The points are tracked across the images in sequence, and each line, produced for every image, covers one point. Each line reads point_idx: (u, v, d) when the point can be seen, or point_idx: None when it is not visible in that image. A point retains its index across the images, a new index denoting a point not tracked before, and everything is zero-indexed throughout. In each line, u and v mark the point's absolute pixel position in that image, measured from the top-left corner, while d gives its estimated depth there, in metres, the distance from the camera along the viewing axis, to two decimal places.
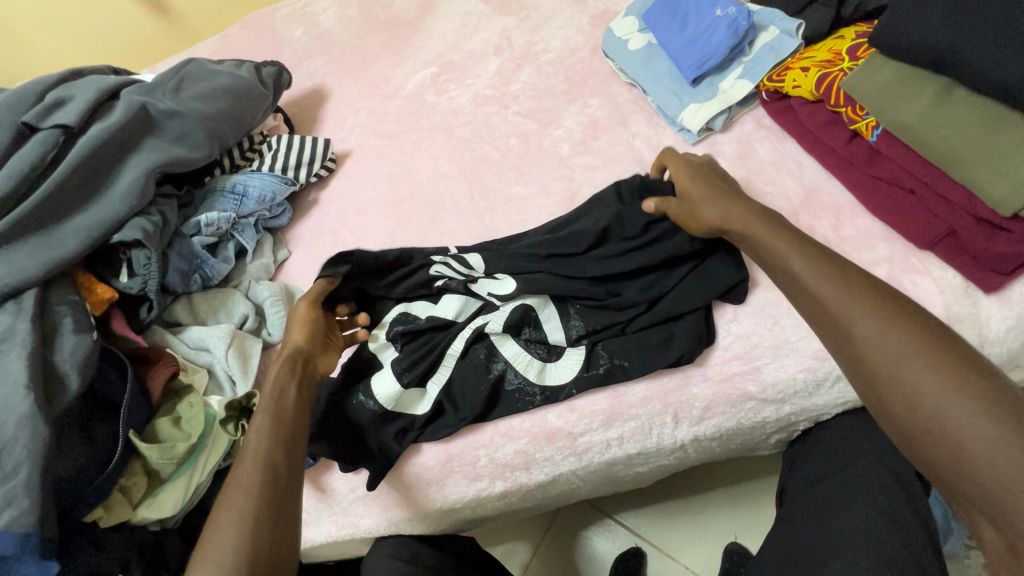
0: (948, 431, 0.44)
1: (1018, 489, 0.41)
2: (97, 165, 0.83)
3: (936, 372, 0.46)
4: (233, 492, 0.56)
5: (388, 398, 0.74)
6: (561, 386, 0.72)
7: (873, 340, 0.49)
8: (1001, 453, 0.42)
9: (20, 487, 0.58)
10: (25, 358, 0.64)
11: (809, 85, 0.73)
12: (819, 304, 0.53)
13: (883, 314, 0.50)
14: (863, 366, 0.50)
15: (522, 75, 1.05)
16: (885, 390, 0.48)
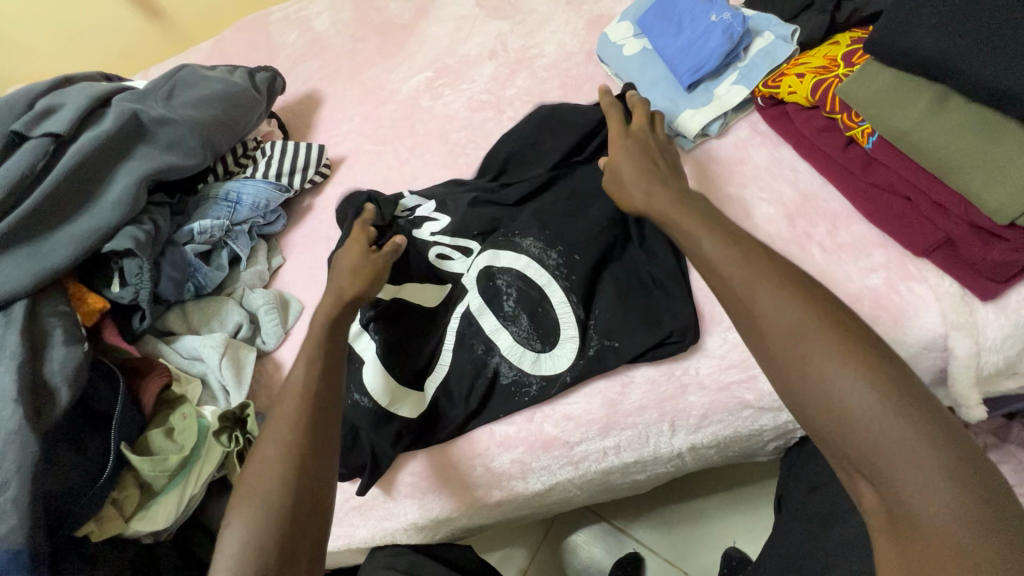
0: (834, 403, 0.44)
1: (894, 449, 0.42)
2: (87, 174, 0.82)
3: (826, 345, 0.46)
4: (274, 428, 0.58)
5: (383, 397, 0.74)
6: (555, 375, 0.71)
7: (769, 313, 0.49)
8: (885, 425, 0.42)
9: (9, 504, 0.57)
10: (14, 372, 0.63)
11: (804, 92, 0.73)
12: (724, 282, 0.52)
13: (782, 288, 0.49)
14: (761, 342, 0.49)
15: (517, 80, 1.04)
16: (781, 365, 0.48)
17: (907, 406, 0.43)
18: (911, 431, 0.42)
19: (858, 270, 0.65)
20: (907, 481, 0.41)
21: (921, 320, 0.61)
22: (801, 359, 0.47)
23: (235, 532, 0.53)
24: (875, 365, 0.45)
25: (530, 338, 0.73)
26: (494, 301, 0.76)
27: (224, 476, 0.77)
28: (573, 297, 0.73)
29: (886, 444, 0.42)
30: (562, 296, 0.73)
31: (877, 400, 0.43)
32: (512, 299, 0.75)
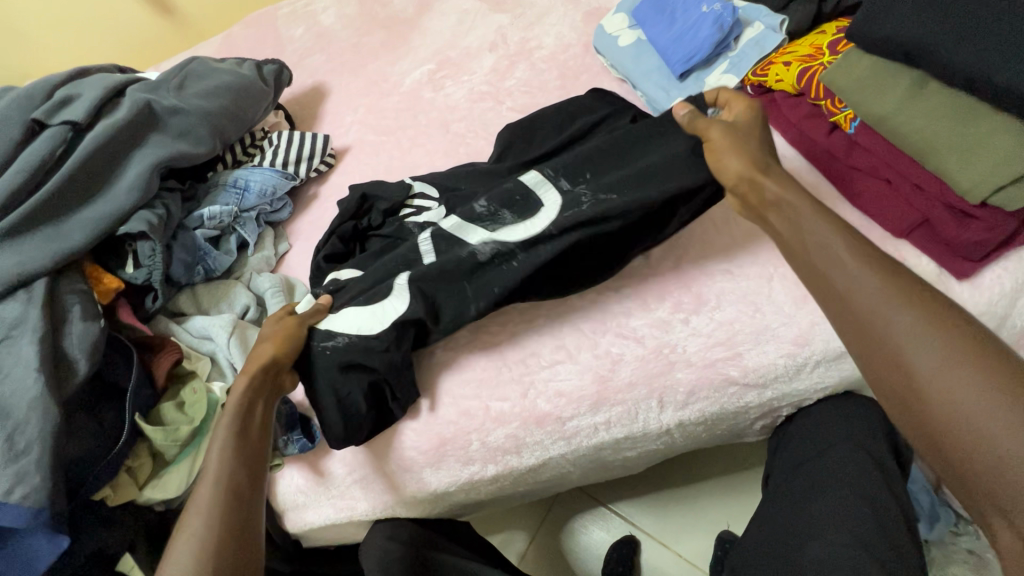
0: (987, 448, 0.39)
1: None
2: (103, 160, 0.86)
3: (987, 385, 0.40)
4: (191, 515, 0.56)
5: (353, 330, 0.73)
6: (539, 232, 0.70)
7: (919, 351, 0.43)
8: None
9: (32, 465, 0.60)
10: (35, 343, 0.67)
11: (790, 79, 0.75)
12: (847, 299, 0.48)
13: (926, 315, 0.44)
14: (904, 377, 0.43)
15: (516, 71, 1.07)
16: (926, 405, 0.42)
17: None
18: None
19: None
20: None
21: None
22: (950, 398, 0.41)
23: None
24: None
25: (507, 253, 0.71)
26: (467, 215, 0.77)
27: None
28: (547, 176, 0.75)
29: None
30: (536, 181, 0.74)
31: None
32: (483, 203, 0.76)
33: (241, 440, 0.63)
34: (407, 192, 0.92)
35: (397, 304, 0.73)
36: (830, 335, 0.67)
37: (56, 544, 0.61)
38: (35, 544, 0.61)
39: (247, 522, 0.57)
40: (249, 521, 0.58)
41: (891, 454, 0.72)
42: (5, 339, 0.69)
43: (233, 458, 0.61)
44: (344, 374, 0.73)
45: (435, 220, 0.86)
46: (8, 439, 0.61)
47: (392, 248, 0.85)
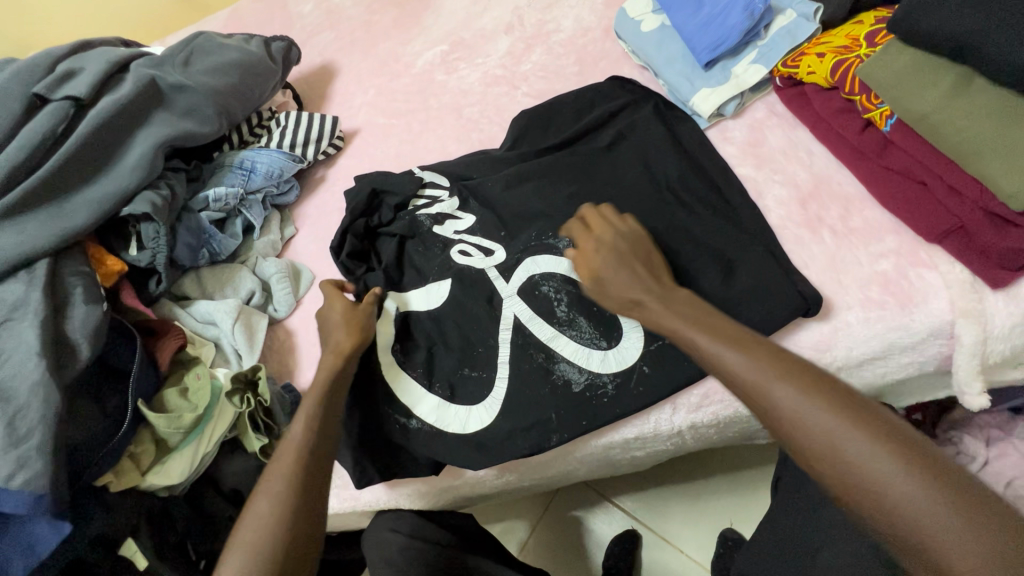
0: (879, 495, 0.44)
1: (944, 531, 0.41)
2: (106, 138, 0.83)
3: (872, 441, 0.45)
4: (272, 475, 0.60)
5: (431, 419, 0.74)
6: (630, 367, 0.70)
7: (811, 416, 0.48)
8: (930, 516, 0.42)
9: (33, 451, 0.59)
10: (37, 326, 0.65)
11: (823, 72, 0.72)
12: (739, 382, 0.53)
13: (804, 385, 0.50)
14: (818, 445, 0.47)
15: (533, 55, 1.03)
16: (840, 469, 0.46)
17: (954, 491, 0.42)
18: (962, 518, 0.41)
19: (867, 255, 0.66)
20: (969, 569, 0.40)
21: (928, 306, 0.62)
22: (852, 459, 0.45)
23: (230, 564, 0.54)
24: (921, 454, 0.45)
25: (599, 385, 0.71)
26: (544, 310, 0.75)
27: (235, 436, 0.80)
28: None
29: (946, 534, 0.41)
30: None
31: (934, 496, 0.42)
32: (564, 304, 0.75)
33: (324, 411, 0.66)
34: (417, 184, 0.90)
35: (481, 417, 0.73)
36: (854, 341, 0.64)
37: (58, 530, 0.61)
38: (38, 528, 0.60)
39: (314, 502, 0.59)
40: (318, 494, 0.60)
41: None
42: (6, 321, 0.67)
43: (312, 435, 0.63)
44: (422, 460, 0.75)
45: (450, 214, 0.86)
46: (9, 424, 0.60)
47: (414, 249, 0.85)
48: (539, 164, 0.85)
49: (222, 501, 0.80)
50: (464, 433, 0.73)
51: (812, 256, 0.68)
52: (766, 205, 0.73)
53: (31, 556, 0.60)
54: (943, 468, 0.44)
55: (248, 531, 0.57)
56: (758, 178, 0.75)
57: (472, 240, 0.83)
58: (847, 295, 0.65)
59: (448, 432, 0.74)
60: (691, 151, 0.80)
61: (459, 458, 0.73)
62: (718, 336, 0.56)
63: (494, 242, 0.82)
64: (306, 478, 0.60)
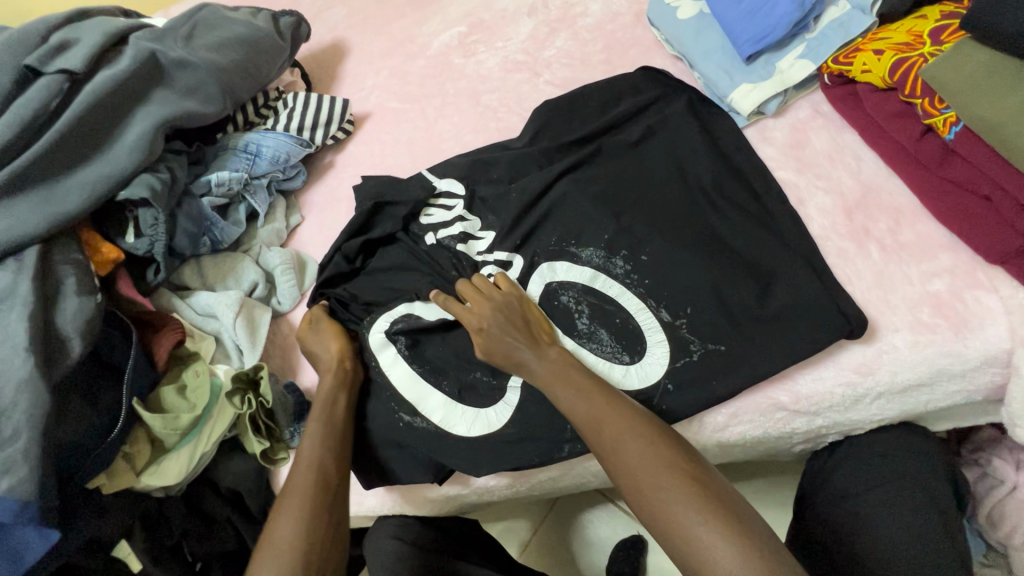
0: (677, 535, 0.51)
1: (720, 564, 0.48)
2: (103, 116, 0.78)
3: (675, 483, 0.53)
4: (288, 494, 0.62)
5: (437, 417, 0.71)
6: (655, 383, 0.65)
7: (636, 461, 0.55)
8: (714, 551, 0.49)
9: (19, 455, 0.55)
10: (25, 320, 0.61)
11: (880, 71, 0.66)
12: (585, 425, 0.59)
13: (638, 432, 0.57)
14: (631, 486, 0.55)
15: (557, 40, 0.97)
16: (646, 506, 0.54)
17: (737, 531, 0.50)
18: (738, 554, 0.48)
19: (919, 274, 0.61)
20: None
21: (985, 332, 0.57)
22: (656, 498, 0.53)
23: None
24: (715, 496, 0.52)
25: None
26: (563, 321, 0.71)
27: (234, 435, 0.77)
28: (650, 301, 0.69)
29: (723, 564, 0.48)
30: (638, 303, 0.69)
31: (725, 537, 0.49)
32: (585, 316, 0.70)
33: (329, 430, 0.68)
34: (432, 194, 0.83)
35: (489, 422, 0.70)
36: (899, 367, 0.60)
37: (46, 538, 0.57)
38: (24, 535, 0.57)
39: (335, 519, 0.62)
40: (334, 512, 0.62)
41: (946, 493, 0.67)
42: None
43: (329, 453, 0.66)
44: (423, 463, 0.71)
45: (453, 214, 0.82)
46: None
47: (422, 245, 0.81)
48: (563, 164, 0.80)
49: (220, 503, 0.77)
50: (470, 435, 0.69)
51: (857, 271, 0.63)
52: (807, 213, 0.68)
53: (17, 563, 0.57)
54: (730, 509, 0.51)
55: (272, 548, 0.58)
56: (799, 184, 0.70)
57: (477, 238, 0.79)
58: (894, 316, 0.60)
59: (452, 433, 0.70)
60: (728, 152, 0.74)
61: (465, 462, 0.68)
62: (573, 381, 0.62)
63: (508, 252, 0.76)
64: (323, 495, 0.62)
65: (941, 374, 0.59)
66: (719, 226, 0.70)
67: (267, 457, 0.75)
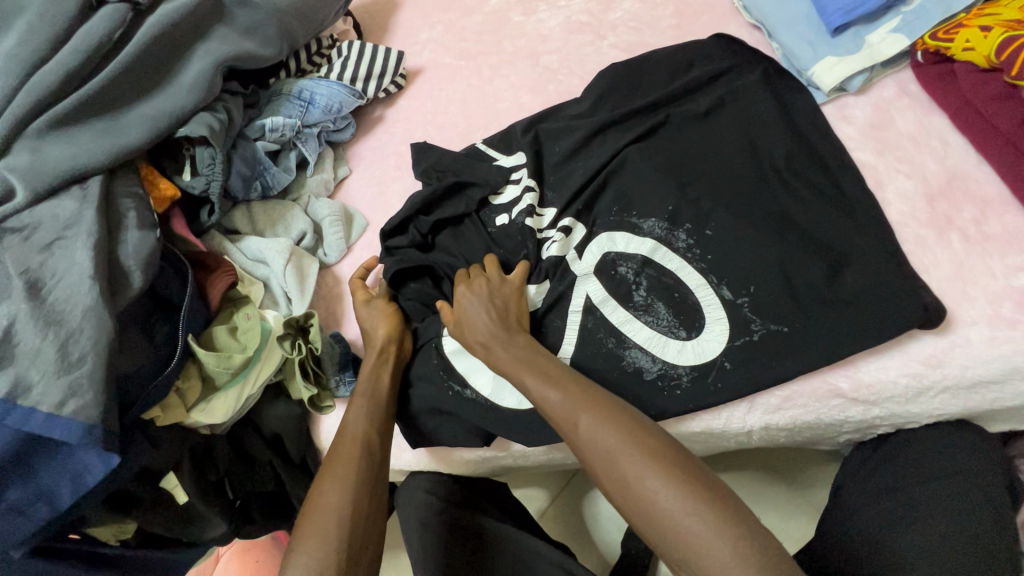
0: (654, 515, 0.51)
1: (699, 538, 0.48)
2: (164, 51, 0.77)
3: (649, 471, 0.52)
4: (335, 463, 0.63)
5: (487, 390, 0.71)
6: (710, 362, 0.64)
7: (603, 446, 0.55)
8: (693, 527, 0.49)
9: (85, 379, 0.56)
10: (91, 248, 0.61)
11: (986, 49, 0.62)
12: (553, 412, 0.59)
13: (601, 416, 0.57)
14: (604, 472, 0.55)
15: (624, 2, 0.93)
16: (620, 494, 0.53)
17: (711, 501, 0.50)
18: (715, 525, 0.48)
19: (1003, 267, 0.59)
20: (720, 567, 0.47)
21: None
22: (629, 487, 0.52)
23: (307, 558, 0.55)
24: (684, 471, 0.52)
25: (674, 377, 0.65)
26: (620, 293, 0.70)
27: (280, 381, 0.77)
28: (710, 278, 0.67)
29: (701, 547, 0.48)
30: (698, 278, 0.67)
31: (697, 510, 0.49)
32: (642, 288, 0.69)
33: (374, 407, 0.69)
34: (504, 174, 0.80)
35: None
36: (971, 361, 0.58)
37: (107, 463, 0.58)
38: (86, 458, 0.58)
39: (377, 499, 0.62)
40: (376, 488, 0.63)
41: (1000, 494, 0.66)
42: (58, 239, 0.63)
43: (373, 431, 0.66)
44: (471, 431, 0.72)
45: (511, 181, 0.80)
46: (61, 348, 0.57)
47: (489, 215, 0.79)
48: (625, 135, 0.77)
49: (263, 445, 0.78)
50: (520, 409, 0.70)
51: (935, 260, 0.61)
52: (885, 197, 0.65)
53: (80, 483, 0.59)
54: (705, 492, 0.50)
55: (317, 516, 0.59)
56: (878, 166, 0.67)
57: (529, 201, 0.77)
58: (972, 308, 0.58)
59: (502, 405, 0.70)
60: (803, 128, 0.71)
61: (517, 434, 0.69)
62: (545, 372, 0.61)
63: (571, 219, 0.75)
64: (369, 472, 0.63)
65: (1016, 372, 0.57)
66: (789, 205, 0.67)
67: (315, 404, 0.76)
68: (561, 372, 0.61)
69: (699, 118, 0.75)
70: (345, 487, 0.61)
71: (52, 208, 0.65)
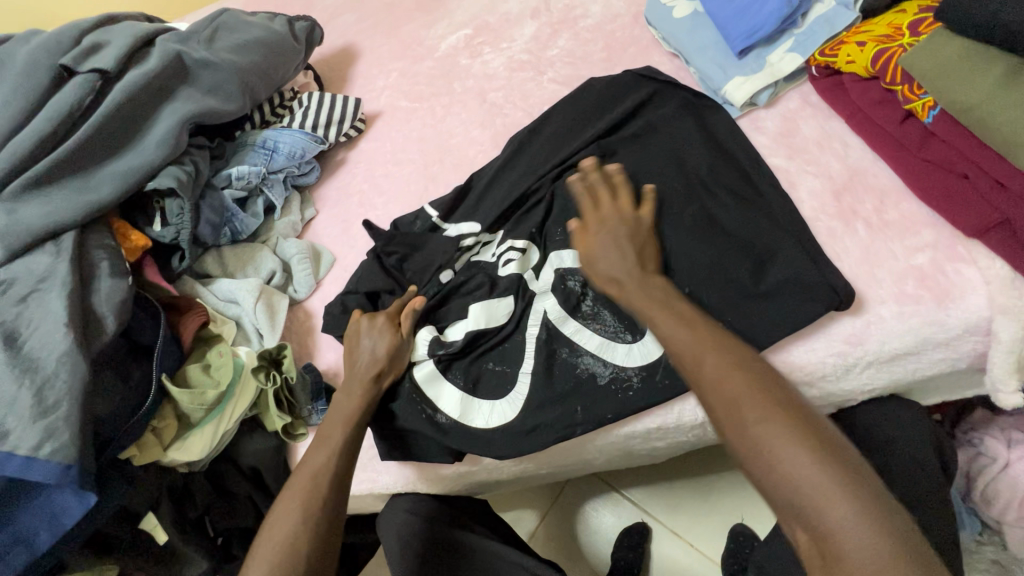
0: (769, 463, 0.48)
1: (820, 492, 0.45)
2: (133, 112, 0.82)
3: (778, 420, 0.49)
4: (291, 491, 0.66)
5: (456, 412, 0.74)
6: (655, 360, 0.69)
7: (726, 382, 0.53)
8: (824, 479, 0.46)
9: (61, 421, 0.59)
10: (65, 298, 0.65)
11: (863, 61, 0.71)
12: (673, 350, 0.58)
13: (726, 358, 0.55)
14: (727, 412, 0.52)
15: (559, 41, 1.02)
16: (740, 438, 0.50)
17: (841, 466, 0.46)
18: (848, 483, 0.45)
19: (902, 250, 0.65)
20: (842, 519, 0.44)
21: (965, 302, 0.61)
22: (756, 433, 0.50)
23: (280, 525, 0.63)
24: (819, 432, 0.49)
25: (625, 379, 0.70)
26: (570, 304, 0.75)
27: (256, 415, 0.80)
28: None
29: (825, 501, 0.45)
30: None
31: (821, 465, 0.46)
32: (590, 299, 0.75)
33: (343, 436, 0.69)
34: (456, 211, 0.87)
35: (504, 412, 0.73)
36: (887, 336, 0.63)
37: (84, 502, 0.60)
38: (64, 499, 0.61)
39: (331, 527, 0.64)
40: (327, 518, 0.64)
41: (936, 458, 0.70)
42: (33, 291, 0.67)
43: (346, 419, 0.71)
44: (441, 447, 0.75)
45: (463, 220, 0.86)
46: (37, 394, 0.60)
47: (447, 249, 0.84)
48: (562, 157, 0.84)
49: (240, 480, 0.80)
50: (489, 427, 0.73)
51: (845, 249, 0.67)
52: (798, 196, 0.72)
53: (58, 525, 0.61)
54: (846, 455, 0.47)
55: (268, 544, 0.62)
56: (790, 169, 0.74)
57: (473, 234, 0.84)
58: (880, 288, 0.64)
59: (472, 425, 0.74)
60: (722, 140, 0.78)
61: (479, 449, 0.73)
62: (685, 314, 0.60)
63: (526, 242, 0.81)
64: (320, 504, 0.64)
65: (926, 343, 0.62)
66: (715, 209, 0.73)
67: (289, 433, 0.79)
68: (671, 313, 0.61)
69: (633, 140, 0.83)
70: (293, 515, 0.63)
71: (28, 264, 0.70)
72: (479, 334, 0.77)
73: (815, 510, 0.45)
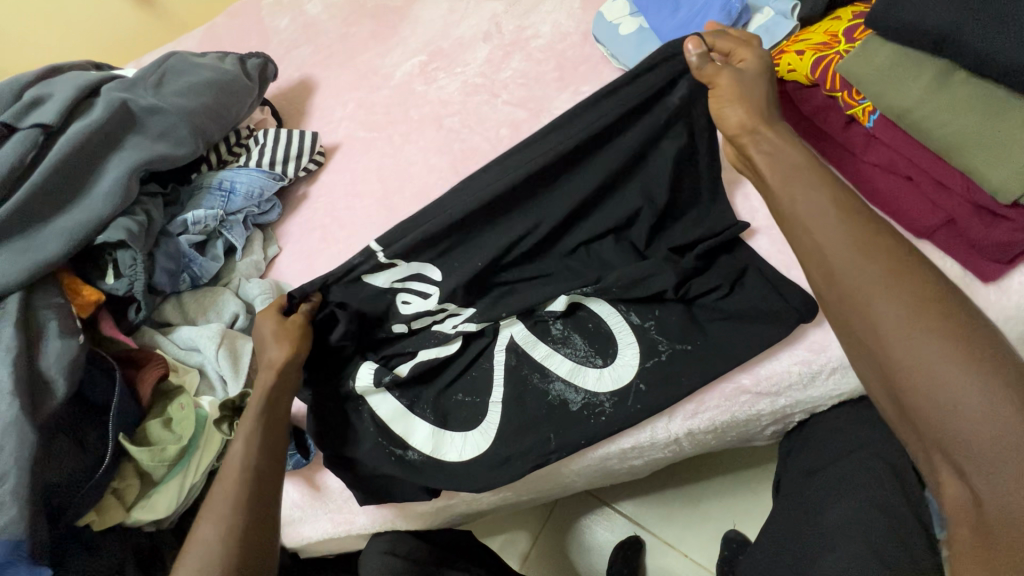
0: (925, 394, 0.42)
1: (985, 436, 0.39)
2: (77, 165, 0.81)
3: (943, 343, 0.42)
4: (217, 491, 0.61)
5: (428, 448, 0.72)
6: (626, 385, 0.69)
7: (885, 299, 0.46)
8: (977, 412, 0.40)
9: (7, 496, 0.58)
10: (9, 365, 0.64)
11: (804, 69, 0.72)
12: (820, 256, 0.51)
13: (893, 267, 0.47)
14: (875, 331, 0.46)
15: (512, 62, 1.02)
16: (892, 361, 0.44)
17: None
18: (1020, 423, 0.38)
19: None
20: (996, 473, 0.38)
21: None
22: (914, 359, 0.43)
23: (205, 536, 0.59)
24: (992, 362, 0.41)
25: (596, 404, 0.69)
26: (540, 330, 0.74)
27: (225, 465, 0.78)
28: (620, 306, 0.72)
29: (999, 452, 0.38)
30: (609, 307, 0.73)
31: (993, 400, 0.39)
32: (559, 322, 0.74)
33: (263, 433, 0.65)
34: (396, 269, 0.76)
35: (478, 443, 0.71)
36: None
37: None
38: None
39: (267, 522, 0.61)
40: (261, 510, 0.61)
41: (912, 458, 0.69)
42: None
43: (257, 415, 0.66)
44: (415, 487, 0.73)
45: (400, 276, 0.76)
46: None
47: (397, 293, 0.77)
48: (563, 210, 0.75)
49: None
50: (462, 460, 0.71)
51: None
52: None
53: None
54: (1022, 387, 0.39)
55: (195, 558, 0.57)
56: None
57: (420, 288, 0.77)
58: None
59: (445, 459, 0.72)
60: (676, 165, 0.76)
61: (451, 485, 0.71)
62: (877, 257, 0.47)
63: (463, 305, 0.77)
64: (246, 501, 0.60)
65: None
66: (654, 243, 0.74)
67: None
68: (915, 263, 0.47)
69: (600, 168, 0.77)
70: (219, 519, 0.59)
71: None
72: (449, 364, 0.76)
73: (975, 461, 0.39)
